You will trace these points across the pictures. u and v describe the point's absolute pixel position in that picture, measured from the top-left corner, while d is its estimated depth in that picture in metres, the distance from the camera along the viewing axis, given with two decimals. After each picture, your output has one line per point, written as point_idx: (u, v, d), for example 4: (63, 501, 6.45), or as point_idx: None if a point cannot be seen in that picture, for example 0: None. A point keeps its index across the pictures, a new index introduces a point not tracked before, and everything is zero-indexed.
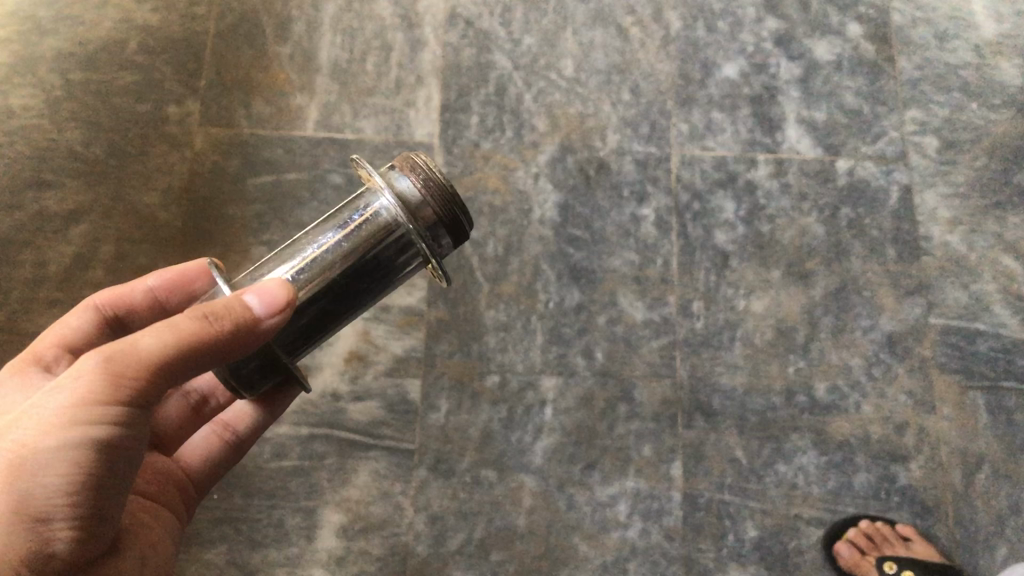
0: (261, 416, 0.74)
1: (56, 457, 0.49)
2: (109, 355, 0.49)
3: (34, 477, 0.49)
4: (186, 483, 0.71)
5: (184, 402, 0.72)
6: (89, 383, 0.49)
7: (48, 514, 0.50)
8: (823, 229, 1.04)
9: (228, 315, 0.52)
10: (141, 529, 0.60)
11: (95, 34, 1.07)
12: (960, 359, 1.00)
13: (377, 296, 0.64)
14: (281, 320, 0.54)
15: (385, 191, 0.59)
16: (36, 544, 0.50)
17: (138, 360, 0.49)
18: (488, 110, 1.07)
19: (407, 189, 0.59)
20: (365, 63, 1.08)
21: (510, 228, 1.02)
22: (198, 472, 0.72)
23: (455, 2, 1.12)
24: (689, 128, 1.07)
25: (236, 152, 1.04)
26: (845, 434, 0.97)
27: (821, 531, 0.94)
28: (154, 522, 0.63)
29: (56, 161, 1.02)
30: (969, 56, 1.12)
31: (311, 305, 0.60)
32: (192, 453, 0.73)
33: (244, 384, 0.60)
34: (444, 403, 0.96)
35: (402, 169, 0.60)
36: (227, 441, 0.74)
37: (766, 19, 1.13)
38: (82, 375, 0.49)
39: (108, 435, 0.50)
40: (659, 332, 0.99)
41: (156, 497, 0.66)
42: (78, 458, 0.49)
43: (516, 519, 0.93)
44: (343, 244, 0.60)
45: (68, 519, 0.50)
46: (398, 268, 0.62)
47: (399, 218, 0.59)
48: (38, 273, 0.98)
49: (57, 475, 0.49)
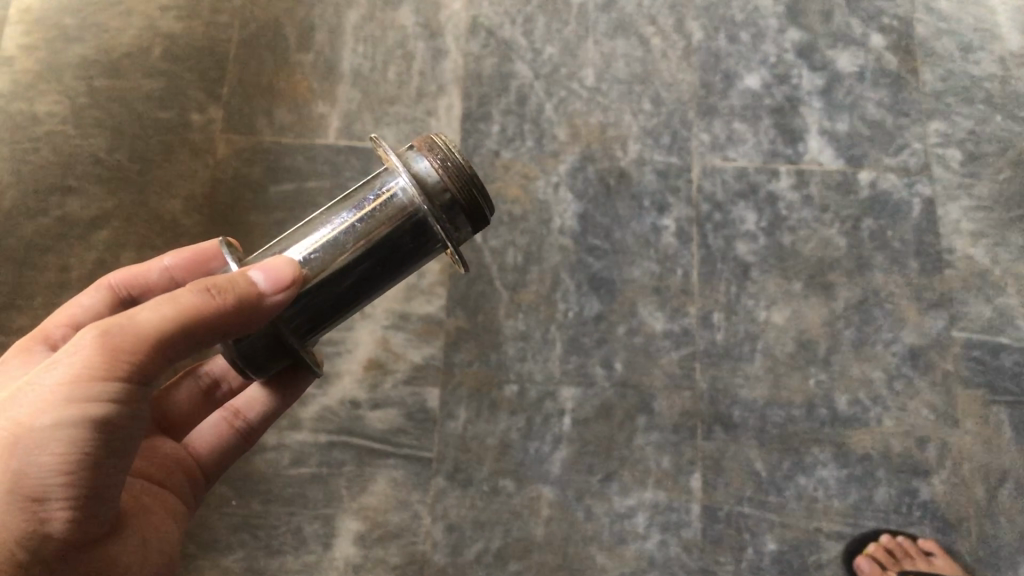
0: (273, 400, 0.74)
1: (52, 434, 0.51)
2: (106, 328, 0.51)
3: (32, 456, 0.51)
4: (195, 472, 0.71)
5: (195, 384, 0.74)
6: (86, 360, 0.50)
7: (43, 493, 0.51)
8: (845, 241, 1.03)
9: (230, 288, 0.54)
10: (145, 513, 0.62)
11: (119, 41, 1.09)
12: (983, 374, 0.99)
13: (393, 281, 0.63)
14: (288, 296, 0.57)
15: (401, 171, 0.59)
16: (31, 522, 0.52)
17: (135, 333, 0.51)
18: (509, 119, 1.07)
19: (425, 170, 0.59)
20: (387, 72, 1.09)
21: (530, 237, 1.02)
22: (207, 460, 0.72)
23: (477, 11, 1.12)
24: (710, 139, 1.07)
25: (258, 160, 1.04)
26: (866, 448, 0.96)
27: (841, 545, 0.93)
28: (159, 507, 0.64)
29: (81, 167, 1.03)
30: (993, 68, 1.11)
31: (322, 287, 0.60)
32: (201, 439, 0.73)
33: (252, 364, 0.61)
34: (462, 411, 0.96)
35: (420, 150, 0.60)
36: (237, 428, 0.74)
37: (788, 30, 1.12)
38: (79, 349, 0.51)
39: (104, 413, 0.51)
40: (679, 342, 0.99)
41: (163, 481, 0.67)
42: (73, 435, 0.51)
43: (534, 528, 0.93)
44: (357, 227, 0.60)
45: (63, 500, 0.52)
46: (414, 253, 0.62)
47: (415, 199, 0.59)
48: (62, 278, 0.98)
49: (52, 451, 0.51)
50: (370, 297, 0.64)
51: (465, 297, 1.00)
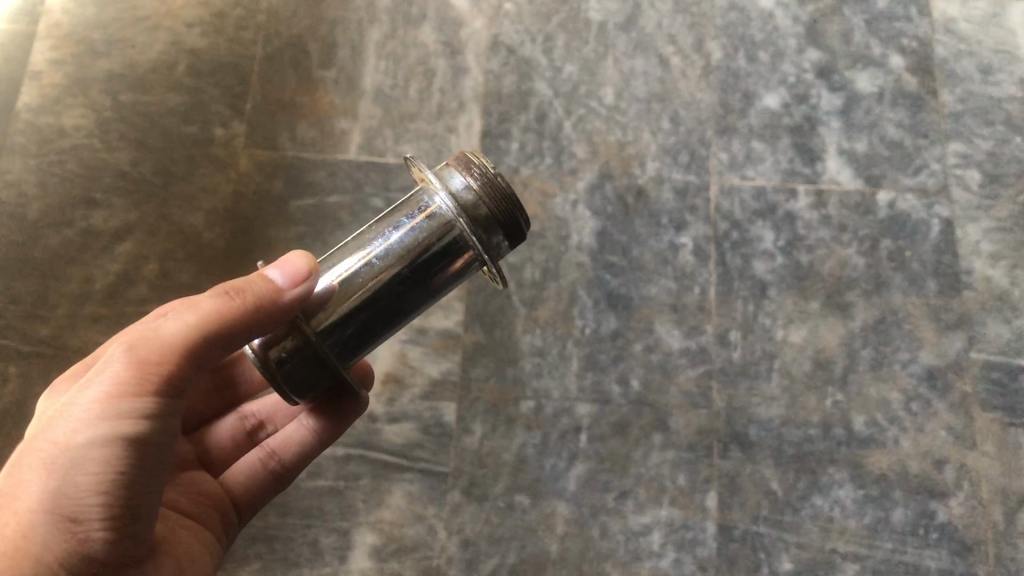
0: (308, 439, 0.75)
1: (88, 453, 0.54)
2: (134, 344, 0.56)
3: (70, 475, 0.53)
4: (229, 508, 0.72)
5: (240, 424, 0.78)
6: (116, 376, 0.55)
7: (80, 513, 0.54)
8: (863, 261, 1.04)
9: (248, 290, 0.58)
10: (179, 543, 0.64)
11: (144, 56, 1.11)
12: (1002, 396, 0.99)
13: (430, 299, 0.64)
14: (306, 289, 0.60)
15: (439, 189, 0.60)
16: (71, 544, 0.53)
17: (161, 345, 0.56)
18: (528, 137, 1.08)
19: (462, 189, 0.60)
20: (408, 89, 1.10)
21: (547, 254, 1.03)
22: (241, 497, 0.73)
23: (498, 30, 1.13)
24: (728, 157, 1.08)
25: (279, 174, 1.05)
26: (882, 468, 0.96)
27: (856, 566, 0.93)
28: (193, 539, 0.66)
29: (105, 180, 1.04)
30: (1013, 89, 1.11)
31: (359, 311, 0.61)
32: (236, 474, 0.73)
33: (295, 386, 0.59)
34: (478, 427, 0.96)
35: (456, 167, 0.61)
36: (271, 468, 0.74)
37: (808, 50, 1.13)
38: (111, 366, 0.55)
39: (135, 429, 0.55)
40: (696, 361, 0.99)
41: (197, 514, 0.68)
42: (106, 453, 0.54)
43: (549, 544, 0.93)
44: (394, 248, 0.61)
45: (100, 519, 0.54)
46: (451, 272, 0.62)
47: (453, 217, 0.60)
48: (84, 289, 1.00)
49: (88, 471, 0.54)
50: (408, 316, 0.64)
51: (482, 312, 1.00)
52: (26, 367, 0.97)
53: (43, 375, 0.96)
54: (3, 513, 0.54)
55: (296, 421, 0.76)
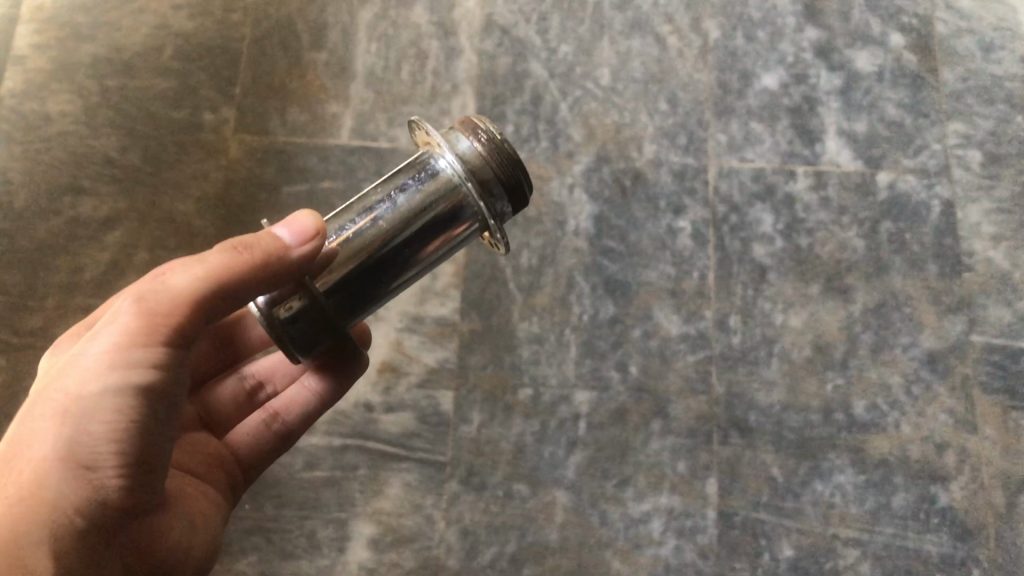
0: (314, 401, 0.74)
1: (99, 403, 0.52)
2: (141, 296, 0.54)
3: (81, 424, 0.52)
4: (233, 466, 0.70)
5: (240, 384, 0.77)
6: (126, 327, 0.53)
7: (94, 461, 0.52)
8: (863, 243, 1.02)
9: (256, 246, 0.56)
10: (190, 499, 0.62)
11: (131, 40, 1.08)
12: (1004, 379, 0.98)
13: (432, 262, 0.63)
14: (314, 247, 0.57)
15: (446, 151, 0.59)
16: (87, 491, 0.52)
17: (169, 297, 0.54)
18: (523, 120, 1.06)
19: (470, 150, 0.58)
20: (401, 71, 1.08)
21: (545, 239, 1.02)
22: (246, 457, 0.72)
23: (491, 10, 1.11)
24: (727, 139, 1.06)
25: (271, 160, 1.04)
26: (883, 453, 0.95)
27: (857, 552, 0.92)
28: (201, 495, 0.64)
29: (93, 167, 1.02)
30: (1014, 67, 1.10)
31: (361, 272, 0.60)
32: (240, 436, 0.72)
33: (301, 346, 0.58)
34: (476, 415, 0.95)
35: (463, 130, 0.59)
36: (274, 430, 0.73)
37: (806, 29, 1.11)
38: (119, 318, 0.54)
39: (145, 379, 0.53)
40: (695, 346, 0.98)
41: (203, 475, 0.67)
42: (117, 402, 0.53)
43: (549, 533, 0.92)
44: (398, 210, 0.60)
45: (114, 466, 0.52)
46: (454, 236, 0.61)
47: (460, 178, 0.59)
48: (73, 279, 0.98)
49: (101, 419, 0.52)
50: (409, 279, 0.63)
51: (479, 299, 0.99)
52: (15, 359, 0.95)
53: (34, 368, 0.95)
54: (14, 467, 0.53)
55: (300, 383, 0.75)
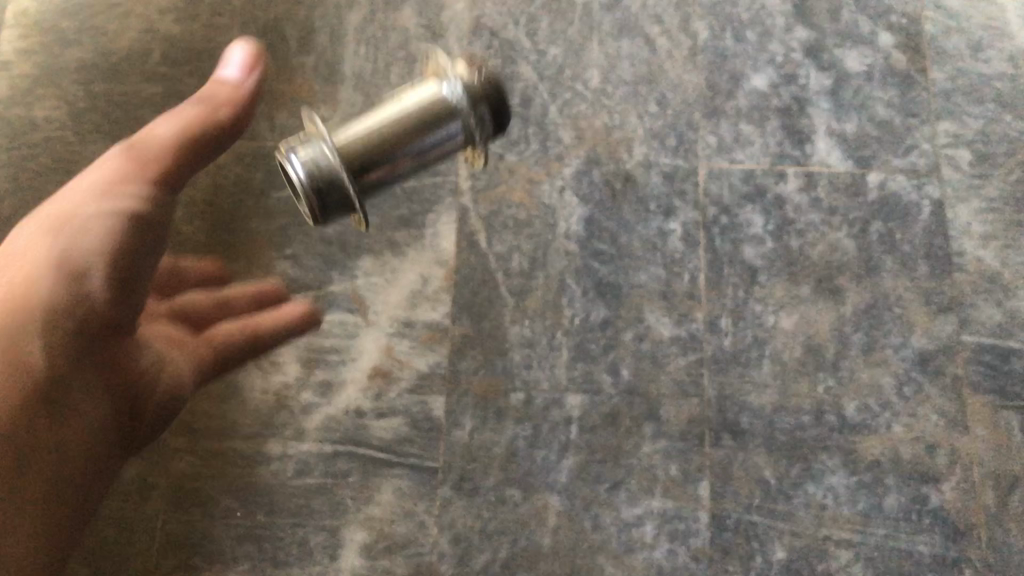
0: (297, 324, 0.80)
1: (88, 217, 0.58)
2: (131, 143, 0.60)
3: (76, 232, 0.58)
4: (208, 363, 0.71)
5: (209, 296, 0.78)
6: (114, 159, 0.60)
7: (85, 269, 0.57)
8: (854, 244, 1.02)
9: (212, 93, 0.60)
10: (167, 356, 0.67)
11: (117, 44, 1.07)
12: (994, 379, 0.98)
13: (421, 168, 0.66)
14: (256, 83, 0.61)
15: (451, 75, 0.64)
16: (74, 295, 0.57)
17: (152, 136, 0.60)
18: (513, 122, 1.06)
19: (467, 79, 0.64)
20: (390, 74, 1.07)
21: (535, 242, 1.01)
22: (221, 353, 0.73)
23: (480, 12, 1.10)
24: (716, 141, 1.06)
25: (259, 165, 1.03)
26: (875, 454, 0.95)
27: (849, 553, 0.93)
28: (178, 356, 0.68)
29: (80, 173, 1.02)
30: (1003, 65, 1.10)
31: (374, 154, 0.63)
32: (219, 333, 0.74)
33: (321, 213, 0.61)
34: (468, 420, 0.95)
35: (465, 64, 0.65)
36: (252, 331, 0.76)
37: (796, 28, 1.11)
38: (109, 154, 0.60)
39: (130, 204, 0.59)
40: (687, 349, 0.98)
41: (183, 348, 0.69)
42: (105, 220, 0.58)
43: (542, 538, 0.92)
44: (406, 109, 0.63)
45: (102, 276, 0.57)
46: (445, 151, 0.65)
47: (461, 103, 0.64)
48: None
49: (92, 230, 0.58)
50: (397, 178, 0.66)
51: (470, 304, 0.99)
52: None
53: None
54: (11, 265, 0.57)
55: (283, 310, 0.80)
